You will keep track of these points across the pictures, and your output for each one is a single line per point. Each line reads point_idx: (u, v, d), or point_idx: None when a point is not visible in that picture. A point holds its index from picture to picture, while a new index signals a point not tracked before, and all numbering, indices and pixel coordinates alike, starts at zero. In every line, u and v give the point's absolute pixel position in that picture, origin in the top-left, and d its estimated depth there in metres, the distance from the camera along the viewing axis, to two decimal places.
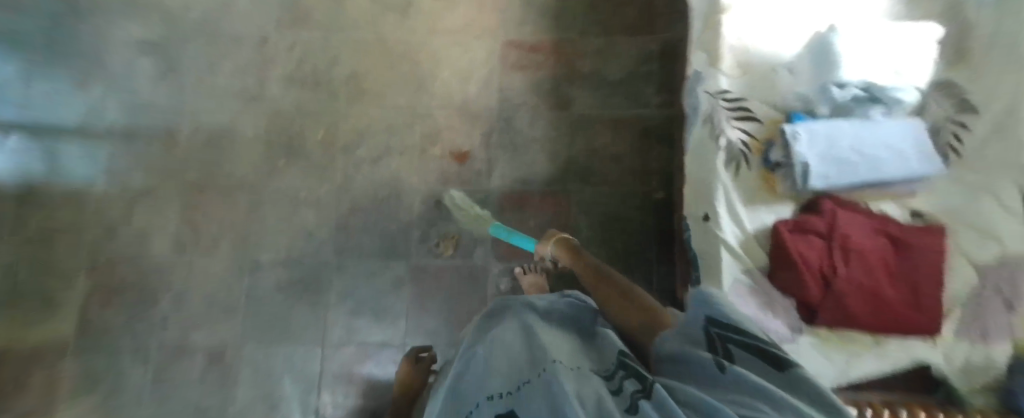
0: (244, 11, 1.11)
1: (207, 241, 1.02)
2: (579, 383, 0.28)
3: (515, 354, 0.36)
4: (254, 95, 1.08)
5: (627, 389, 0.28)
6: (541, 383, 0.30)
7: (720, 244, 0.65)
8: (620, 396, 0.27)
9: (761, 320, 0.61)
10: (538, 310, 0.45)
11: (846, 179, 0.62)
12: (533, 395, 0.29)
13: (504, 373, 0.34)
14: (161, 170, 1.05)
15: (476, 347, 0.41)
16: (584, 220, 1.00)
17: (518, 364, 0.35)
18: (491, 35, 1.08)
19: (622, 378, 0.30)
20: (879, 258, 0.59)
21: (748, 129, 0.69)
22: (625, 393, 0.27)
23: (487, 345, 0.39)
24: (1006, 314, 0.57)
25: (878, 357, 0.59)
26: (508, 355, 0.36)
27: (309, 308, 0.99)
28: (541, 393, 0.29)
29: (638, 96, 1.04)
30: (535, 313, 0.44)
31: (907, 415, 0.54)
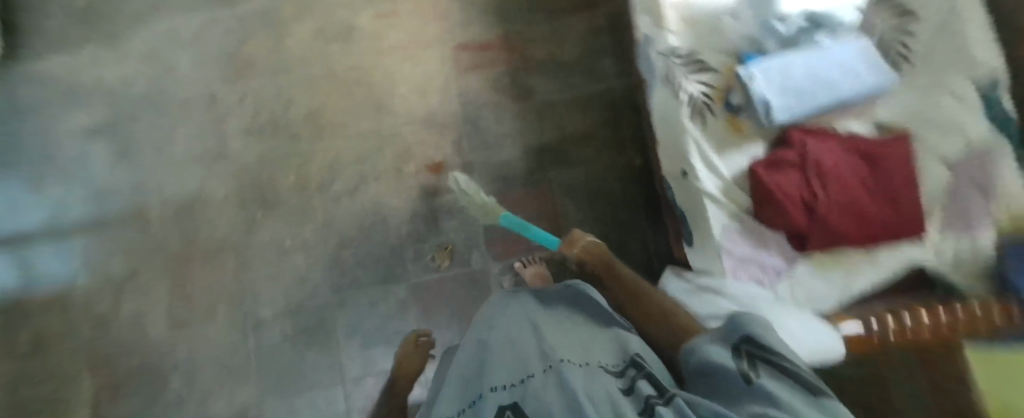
0: (187, 73, 1.09)
1: (203, 310, 1.01)
2: (586, 380, 0.35)
3: (523, 349, 0.42)
4: (216, 154, 1.06)
5: (642, 392, 0.34)
6: (552, 376, 0.36)
7: (703, 196, 0.67)
8: (630, 397, 0.34)
9: (755, 257, 0.65)
10: (542, 303, 0.51)
11: (807, 107, 0.63)
12: (542, 389, 0.35)
13: (511, 368, 0.39)
14: (140, 251, 1.03)
15: (486, 341, 0.46)
16: (571, 202, 1.00)
17: (529, 355, 0.40)
18: (438, 42, 1.08)
19: (636, 379, 0.36)
20: (854, 176, 0.60)
21: (707, 80, 0.69)
22: (641, 395, 0.34)
23: (497, 342, 0.44)
24: (985, 203, 0.59)
25: (872, 267, 0.62)
26: (517, 351, 0.42)
27: (320, 351, 0.98)
28: (553, 385, 0.35)
29: (595, 71, 1.04)
30: (540, 307, 0.50)
31: (912, 314, 0.53)
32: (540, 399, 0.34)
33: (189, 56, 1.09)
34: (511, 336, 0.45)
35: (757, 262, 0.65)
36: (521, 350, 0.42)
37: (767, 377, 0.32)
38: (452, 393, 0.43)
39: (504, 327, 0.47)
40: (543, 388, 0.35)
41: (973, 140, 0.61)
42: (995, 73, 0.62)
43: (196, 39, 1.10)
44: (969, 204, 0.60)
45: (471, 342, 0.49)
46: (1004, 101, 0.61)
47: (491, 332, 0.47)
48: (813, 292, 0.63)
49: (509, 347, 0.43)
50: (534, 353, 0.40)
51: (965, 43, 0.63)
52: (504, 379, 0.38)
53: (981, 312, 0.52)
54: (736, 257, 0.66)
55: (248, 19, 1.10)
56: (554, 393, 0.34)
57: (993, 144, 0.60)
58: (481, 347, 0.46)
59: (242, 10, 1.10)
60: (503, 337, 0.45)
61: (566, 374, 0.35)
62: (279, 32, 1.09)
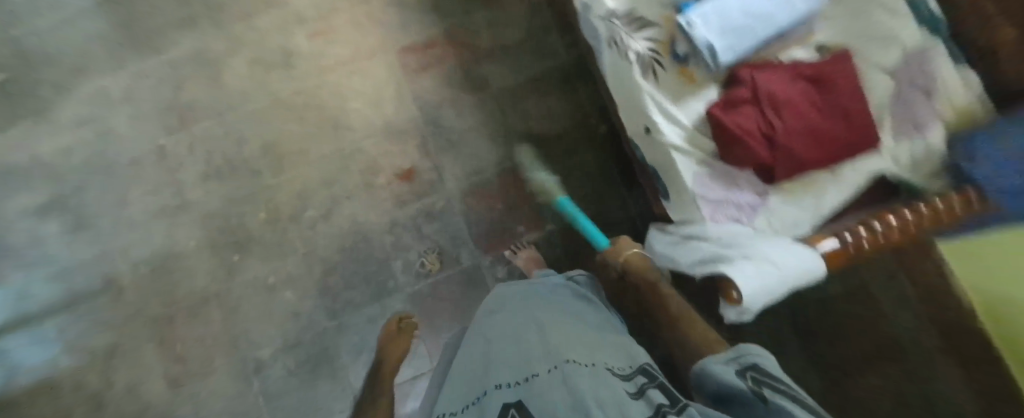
0: (127, 130, 1.04)
1: (200, 366, 0.98)
2: (590, 378, 0.36)
3: (531, 353, 0.44)
4: (177, 206, 1.03)
5: (653, 398, 0.34)
6: (556, 373, 0.38)
7: (669, 148, 0.68)
8: (638, 399, 0.34)
9: (728, 198, 0.67)
10: (553, 315, 0.54)
11: (749, 43, 0.64)
12: (542, 384, 0.37)
13: (518, 370, 0.42)
14: (120, 322, 1.00)
15: (498, 349, 0.49)
16: (547, 181, 1.01)
17: (534, 355, 0.44)
18: (382, 49, 1.06)
19: (646, 386, 0.37)
20: (806, 101, 0.62)
21: (651, 35, 0.70)
22: (653, 401, 0.33)
23: (508, 350, 0.47)
24: (929, 102, 0.63)
25: (838, 186, 0.64)
26: (525, 356, 0.44)
27: (329, 379, 0.97)
28: (556, 380, 0.37)
29: (543, 49, 1.05)
30: (551, 318, 0.53)
31: (880, 223, 0.55)
32: (543, 394, 0.35)
33: (125, 113, 1.05)
34: (517, 340, 0.49)
35: (732, 202, 0.67)
36: (527, 352, 0.45)
37: (776, 391, 0.33)
38: (461, 392, 0.47)
39: (513, 332, 0.52)
40: (546, 384, 0.37)
41: (908, 44, 0.64)
42: None
43: (128, 94, 1.05)
44: (915, 107, 0.63)
45: (481, 346, 0.54)
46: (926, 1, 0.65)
47: (504, 342, 0.50)
48: (788, 219, 0.65)
49: (516, 351, 0.47)
50: (539, 354, 0.43)
51: None
52: (510, 377, 0.42)
53: (942, 205, 0.55)
54: (712, 201, 0.68)
55: (179, 63, 1.05)
56: (556, 387, 0.36)
57: (924, 45, 0.64)
58: (490, 351, 0.51)
59: (171, 55, 1.06)
60: (511, 341, 0.49)
61: (569, 370, 0.38)
62: (215, 70, 1.05)
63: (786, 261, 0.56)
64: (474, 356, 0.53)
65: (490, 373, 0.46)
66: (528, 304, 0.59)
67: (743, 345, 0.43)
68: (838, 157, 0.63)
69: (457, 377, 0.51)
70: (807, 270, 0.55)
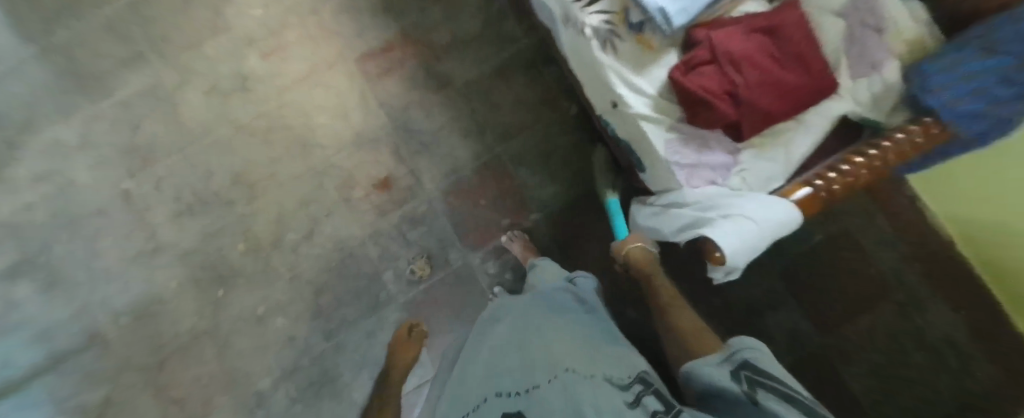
0: (88, 178, 1.01)
1: (200, 406, 0.96)
2: (587, 392, 0.41)
3: (536, 358, 0.50)
4: (152, 248, 1.00)
5: (649, 406, 0.40)
6: (556, 387, 0.44)
7: (638, 119, 0.69)
8: (634, 410, 0.39)
9: (700, 161, 0.67)
10: (553, 318, 0.58)
11: (700, 3, 0.64)
12: (550, 394, 0.43)
13: (525, 376, 0.48)
14: (110, 375, 0.97)
15: (502, 351, 0.54)
16: (525, 171, 1.01)
17: (538, 365, 0.49)
18: (340, 61, 1.04)
19: (641, 394, 0.42)
20: (761, 53, 0.63)
21: (604, 8, 0.69)
22: (648, 409, 0.40)
23: (513, 355, 0.52)
24: (881, 39, 0.64)
25: (807, 132, 0.65)
26: (530, 362, 0.50)
27: (334, 400, 0.96)
28: (557, 393, 0.43)
29: (503, 39, 1.04)
30: (552, 320, 0.57)
31: (847, 167, 0.56)
32: (544, 407, 0.42)
33: (83, 161, 1.01)
34: (522, 346, 0.53)
35: (705, 164, 0.67)
36: (532, 360, 0.50)
37: (768, 393, 0.41)
38: (469, 390, 0.52)
39: (519, 336, 0.56)
40: (551, 394, 0.43)
41: None
42: None
43: (83, 141, 1.01)
44: (870, 45, 0.64)
45: (488, 345, 0.57)
46: None
47: (508, 344, 0.55)
48: (762, 174, 0.66)
49: (522, 357, 0.51)
50: (542, 364, 0.48)
51: None
52: (514, 385, 0.48)
53: (904, 140, 0.56)
54: (687, 165, 0.68)
55: (132, 102, 1.02)
56: (557, 401, 0.42)
57: None
58: (496, 351, 0.55)
59: (122, 95, 1.02)
60: (517, 346, 0.54)
61: (570, 383, 0.43)
62: (171, 104, 1.02)
63: (758, 214, 0.57)
64: (480, 354, 0.57)
65: (496, 378, 0.50)
66: (530, 306, 0.63)
67: (734, 339, 0.50)
68: (801, 103, 0.64)
69: (464, 374, 0.55)
70: (779, 219, 0.57)
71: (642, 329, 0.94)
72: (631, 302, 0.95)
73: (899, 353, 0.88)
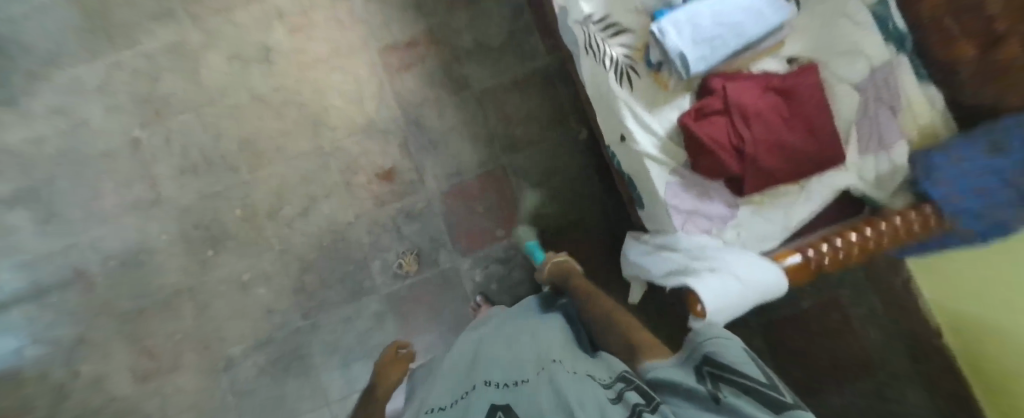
0: (101, 122, 1.02)
1: (169, 362, 0.97)
2: (574, 382, 0.36)
3: (521, 360, 0.45)
4: (151, 200, 1.01)
5: (630, 400, 0.33)
6: (543, 378, 0.38)
7: (643, 157, 0.69)
8: (618, 404, 0.33)
9: (698, 208, 0.68)
10: (543, 329, 0.54)
11: (721, 54, 0.64)
12: (529, 387, 0.37)
13: (506, 374, 0.42)
14: (88, 315, 0.98)
15: (486, 353, 0.50)
16: (527, 185, 1.01)
17: (523, 361, 0.44)
18: (364, 48, 1.05)
19: (624, 390, 0.36)
20: (773, 112, 0.63)
21: (626, 42, 0.71)
22: (629, 402, 0.33)
23: (497, 356, 0.48)
24: (895, 119, 0.64)
25: (808, 199, 0.66)
26: (513, 363, 0.45)
27: (301, 378, 0.97)
28: (543, 384, 0.37)
29: (526, 51, 1.04)
30: (543, 332, 0.53)
31: (843, 241, 0.56)
32: (532, 396, 0.35)
33: (99, 104, 1.03)
34: (508, 347, 0.50)
35: (702, 213, 0.68)
36: (518, 358, 0.45)
37: (736, 390, 0.31)
38: (447, 388, 0.46)
39: (506, 340, 0.53)
40: (532, 388, 0.37)
41: (875, 58, 0.64)
42: None
43: (102, 85, 1.03)
44: (882, 124, 0.64)
45: (473, 350, 0.54)
46: (892, 16, 0.65)
47: (494, 347, 0.51)
48: (757, 232, 0.67)
49: (507, 356, 0.47)
50: (528, 360, 0.44)
51: None
52: (499, 377, 0.42)
53: (900, 223, 0.56)
54: (683, 211, 0.68)
55: (156, 54, 1.04)
56: (545, 390, 0.36)
57: (891, 59, 0.64)
58: (480, 353, 0.51)
59: (148, 46, 1.04)
60: (503, 347, 0.50)
61: (554, 376, 0.37)
62: (193, 63, 1.04)
63: (729, 272, 0.58)
64: (462, 358, 0.53)
65: (478, 372, 0.45)
66: (513, 320, 0.60)
67: (695, 332, 0.41)
68: (806, 169, 0.64)
69: (445, 375, 0.50)
70: (751, 281, 0.56)
71: None
72: None
73: None
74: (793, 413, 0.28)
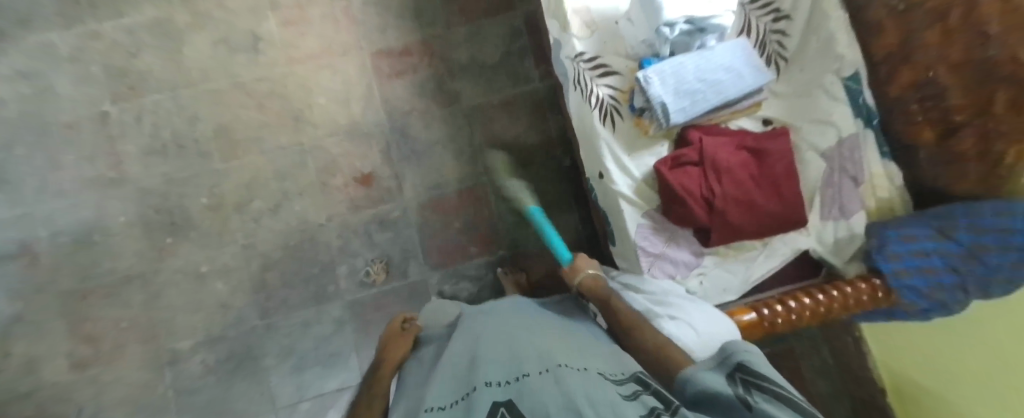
0: (70, 91, 0.98)
1: (110, 349, 0.93)
2: (582, 380, 0.35)
3: (522, 355, 0.43)
4: (113, 178, 0.97)
5: (647, 401, 0.33)
6: (548, 376, 0.36)
7: (618, 196, 0.70)
8: (632, 402, 0.33)
9: (665, 253, 0.69)
10: (542, 327, 0.52)
11: (700, 108, 0.66)
12: (535, 384, 0.36)
13: (507, 371, 0.40)
14: (28, 292, 0.93)
15: (481, 349, 0.47)
16: (505, 205, 1.01)
17: (524, 357, 0.42)
18: (356, 50, 1.03)
19: (640, 391, 0.35)
20: (744, 169, 0.65)
21: (613, 83, 0.72)
22: (648, 403, 0.32)
23: (495, 351, 0.45)
24: (857, 189, 0.67)
25: (769, 255, 0.69)
26: (514, 358, 0.43)
27: (250, 380, 0.94)
28: (548, 381, 0.35)
29: (520, 73, 1.05)
30: (541, 329, 0.51)
31: (795, 305, 0.59)
32: (537, 394, 0.34)
33: (70, 73, 0.99)
34: (507, 341, 0.47)
35: (669, 257, 0.69)
36: (519, 354, 0.43)
37: (767, 398, 0.33)
38: (444, 387, 0.43)
39: (505, 334, 0.50)
40: (537, 385, 0.35)
41: (844, 130, 0.67)
42: (855, 65, 0.67)
43: (75, 54, 0.99)
44: (844, 193, 0.67)
45: (470, 344, 0.51)
46: (863, 92, 0.67)
47: (489, 342, 0.48)
48: (718, 282, 0.69)
49: (507, 352, 0.44)
50: (530, 357, 0.42)
51: (831, 40, 0.68)
52: (499, 376, 0.40)
53: (850, 291, 0.59)
54: (651, 253, 0.69)
55: (137, 29, 1.00)
56: (551, 388, 0.34)
57: (858, 132, 0.67)
58: (477, 348, 0.48)
59: (129, 18, 1.00)
60: (502, 341, 0.48)
61: (560, 374, 0.36)
62: (176, 43, 1.01)
63: (684, 327, 0.58)
64: (459, 352, 0.50)
65: (477, 370, 0.42)
66: (511, 315, 0.57)
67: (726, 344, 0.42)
68: (771, 227, 0.66)
69: (442, 369, 0.47)
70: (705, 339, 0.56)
71: None
72: None
73: None
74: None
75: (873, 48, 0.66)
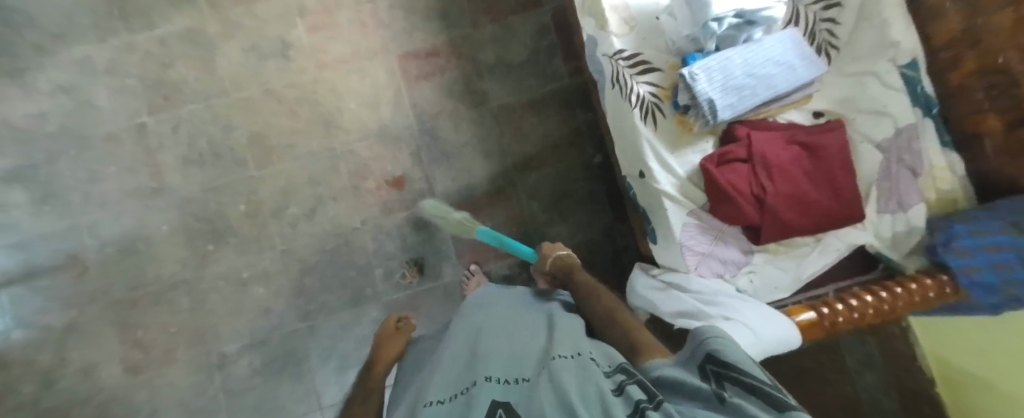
0: (108, 104, 1.00)
1: (160, 354, 0.96)
2: (576, 375, 0.35)
3: (523, 355, 0.43)
4: (153, 188, 0.99)
5: (632, 395, 0.31)
6: (544, 374, 0.37)
7: (662, 196, 0.69)
8: (618, 397, 0.32)
9: (713, 252, 0.68)
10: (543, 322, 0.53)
11: (749, 104, 0.64)
12: (533, 384, 0.36)
13: (506, 369, 0.41)
14: (80, 301, 0.97)
15: (484, 344, 0.48)
16: (535, 205, 1.01)
17: (525, 358, 0.42)
18: (383, 52, 1.02)
19: (625, 383, 0.34)
20: (797, 166, 0.64)
21: (653, 80, 0.70)
22: (631, 396, 0.31)
23: (496, 348, 0.46)
24: (915, 180, 0.65)
25: (822, 251, 0.67)
26: (513, 357, 0.43)
27: (295, 382, 0.96)
28: (545, 379, 0.36)
29: (548, 70, 1.03)
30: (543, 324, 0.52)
31: (858, 304, 0.59)
32: (534, 393, 0.34)
33: (107, 85, 1.00)
34: (509, 339, 0.48)
35: (717, 256, 0.68)
36: (518, 354, 0.44)
37: (739, 391, 0.30)
38: (443, 380, 0.43)
39: (504, 330, 0.51)
40: (535, 385, 0.36)
41: (901, 120, 0.65)
42: (913, 52, 0.65)
43: (111, 67, 1.00)
44: (902, 186, 0.65)
45: (470, 338, 0.51)
46: (922, 80, 0.65)
47: (491, 338, 0.49)
48: (770, 280, 0.68)
49: (506, 351, 0.45)
50: (531, 356, 0.43)
51: (884, 27, 0.65)
52: (500, 373, 0.40)
53: (915, 288, 0.59)
54: (699, 252, 0.68)
55: (169, 39, 1.01)
56: (546, 387, 0.34)
57: (916, 122, 0.65)
58: (477, 343, 0.49)
59: (161, 29, 1.01)
60: (502, 339, 0.48)
61: (556, 369, 0.37)
62: (207, 52, 1.01)
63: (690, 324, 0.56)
64: (460, 345, 0.50)
65: (477, 365, 0.43)
66: (509, 310, 0.58)
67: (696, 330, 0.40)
68: (824, 223, 0.65)
69: (441, 363, 0.47)
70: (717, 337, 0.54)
71: None
72: None
73: None
74: (793, 411, 0.26)
75: (933, 35, 0.64)
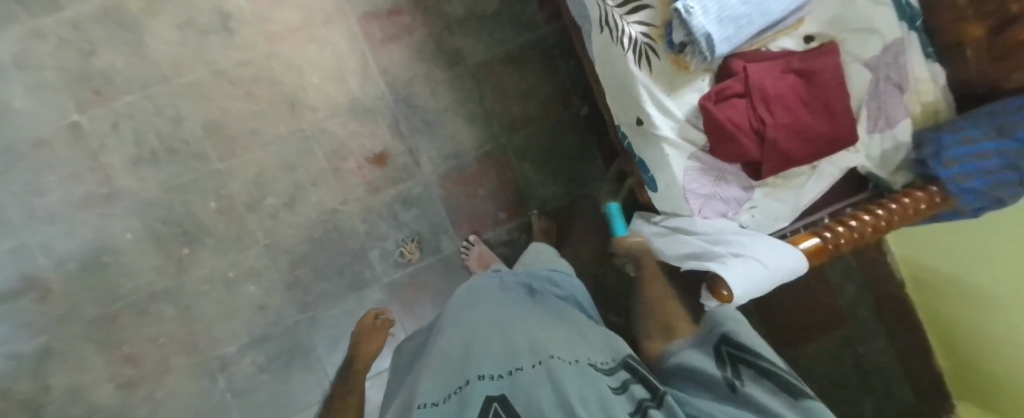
0: (27, 105, 0.87)
1: (154, 367, 0.91)
2: (576, 376, 0.35)
3: (516, 348, 0.42)
4: (106, 194, 0.90)
5: (635, 394, 0.37)
6: (541, 372, 0.36)
7: (661, 141, 0.67)
8: (621, 396, 0.36)
9: (716, 193, 0.69)
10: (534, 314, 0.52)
11: (744, 34, 0.62)
12: (533, 379, 0.35)
13: (500, 365, 0.39)
14: (51, 324, 0.89)
15: (476, 339, 0.46)
16: (526, 166, 0.98)
17: (519, 352, 0.41)
18: (340, 15, 0.93)
19: (629, 381, 0.39)
20: (793, 95, 0.64)
21: (644, 19, 0.66)
22: (635, 395, 0.37)
23: (488, 344, 0.44)
24: (901, 96, 0.67)
25: (818, 178, 0.70)
26: (505, 352, 0.42)
27: (305, 373, 0.94)
28: (543, 379, 0.35)
29: (523, 20, 0.97)
30: (534, 316, 0.51)
31: (858, 224, 0.61)
32: (531, 393, 0.33)
33: (20, 83, 0.87)
34: (501, 333, 0.46)
35: (720, 196, 0.69)
36: (511, 348, 0.42)
37: (749, 374, 0.42)
38: (434, 380, 0.40)
39: (497, 323, 0.49)
40: (533, 383, 0.34)
41: (887, 36, 0.67)
42: None
43: (21, 60, 0.86)
44: (889, 103, 0.67)
45: (461, 334, 0.49)
46: None
47: (482, 334, 0.47)
48: (771, 213, 0.70)
49: (499, 344, 0.43)
50: (524, 350, 0.41)
51: None
52: (494, 370, 0.38)
53: (908, 202, 0.62)
54: (701, 195, 0.68)
55: (84, 20, 0.87)
56: (545, 387, 0.33)
57: (902, 37, 0.67)
58: (469, 339, 0.46)
59: (71, 10, 0.87)
60: (494, 332, 0.47)
61: (555, 368, 0.36)
62: (134, 33, 0.89)
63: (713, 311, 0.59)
64: (450, 342, 0.48)
65: (471, 362, 0.41)
66: (501, 301, 0.56)
67: (711, 315, 0.52)
68: (820, 149, 0.66)
69: (431, 364, 0.45)
70: (732, 297, 0.58)
71: (622, 332, 0.99)
72: (614, 307, 0.98)
73: (840, 378, 0.98)
74: (799, 401, 0.37)
75: None
